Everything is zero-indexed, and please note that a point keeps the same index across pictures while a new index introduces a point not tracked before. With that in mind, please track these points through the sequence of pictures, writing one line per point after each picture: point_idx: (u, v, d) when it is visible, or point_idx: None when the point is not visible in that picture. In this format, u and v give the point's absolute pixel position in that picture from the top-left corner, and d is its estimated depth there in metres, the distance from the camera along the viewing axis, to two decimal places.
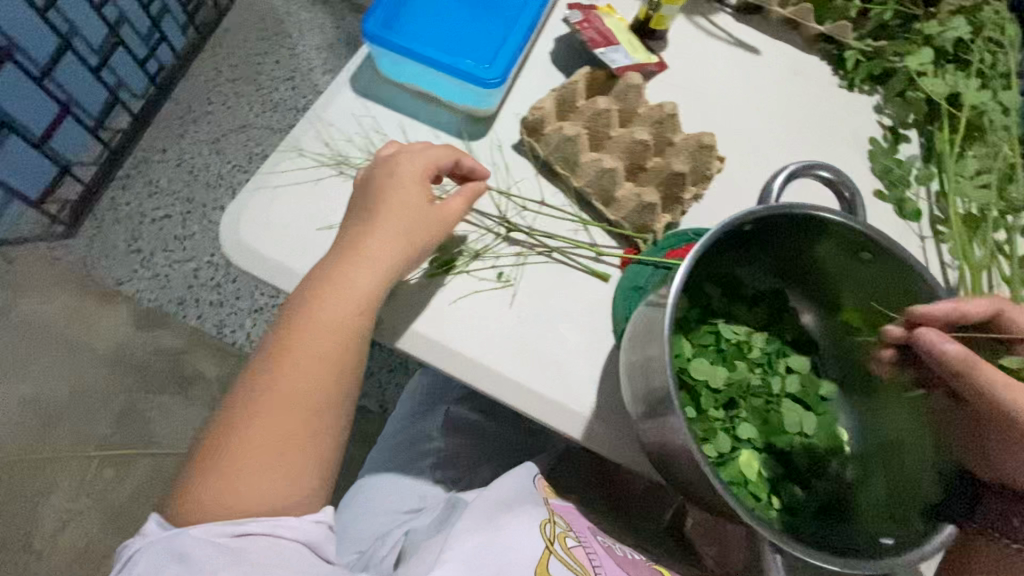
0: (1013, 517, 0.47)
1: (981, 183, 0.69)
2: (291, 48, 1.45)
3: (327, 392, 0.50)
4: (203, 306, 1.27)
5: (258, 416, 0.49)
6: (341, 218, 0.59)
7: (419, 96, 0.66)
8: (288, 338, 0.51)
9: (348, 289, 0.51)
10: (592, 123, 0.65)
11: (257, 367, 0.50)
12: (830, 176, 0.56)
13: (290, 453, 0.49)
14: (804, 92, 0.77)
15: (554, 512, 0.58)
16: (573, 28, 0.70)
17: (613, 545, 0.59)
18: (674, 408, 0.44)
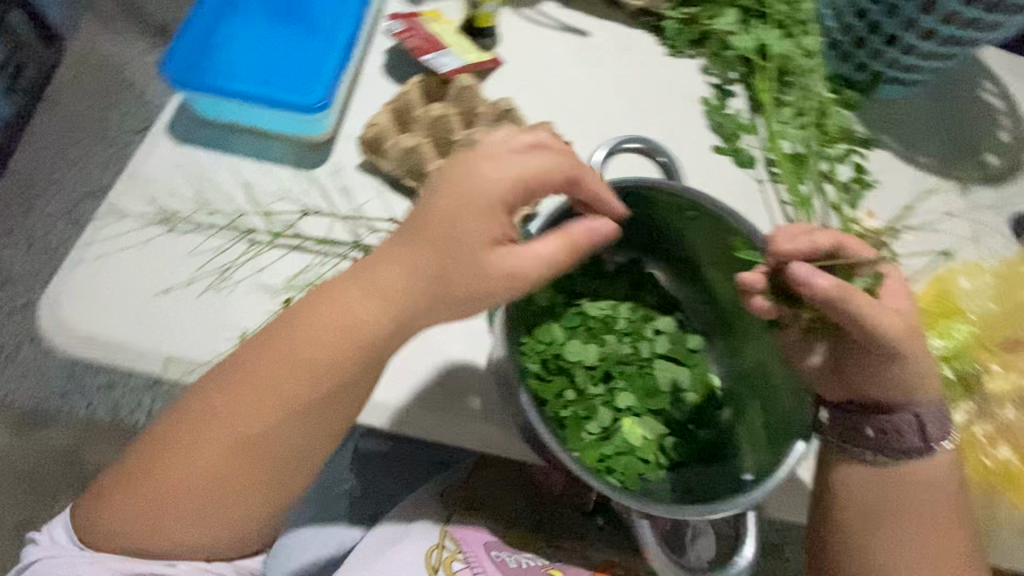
0: (869, 429, 0.49)
1: (800, 124, 0.76)
2: (137, 95, 1.33)
3: (290, 438, 0.45)
4: (92, 394, 1.15)
5: (192, 439, 0.44)
6: (180, 279, 0.55)
7: (248, 133, 0.63)
8: (260, 364, 0.44)
9: (366, 320, 0.44)
10: (432, 130, 0.65)
11: (192, 392, 0.45)
12: (639, 146, 0.59)
13: (234, 489, 0.45)
14: (635, 65, 0.80)
15: (445, 535, 0.60)
16: (396, 38, 0.69)
17: (508, 558, 0.59)
18: (527, 405, 0.45)
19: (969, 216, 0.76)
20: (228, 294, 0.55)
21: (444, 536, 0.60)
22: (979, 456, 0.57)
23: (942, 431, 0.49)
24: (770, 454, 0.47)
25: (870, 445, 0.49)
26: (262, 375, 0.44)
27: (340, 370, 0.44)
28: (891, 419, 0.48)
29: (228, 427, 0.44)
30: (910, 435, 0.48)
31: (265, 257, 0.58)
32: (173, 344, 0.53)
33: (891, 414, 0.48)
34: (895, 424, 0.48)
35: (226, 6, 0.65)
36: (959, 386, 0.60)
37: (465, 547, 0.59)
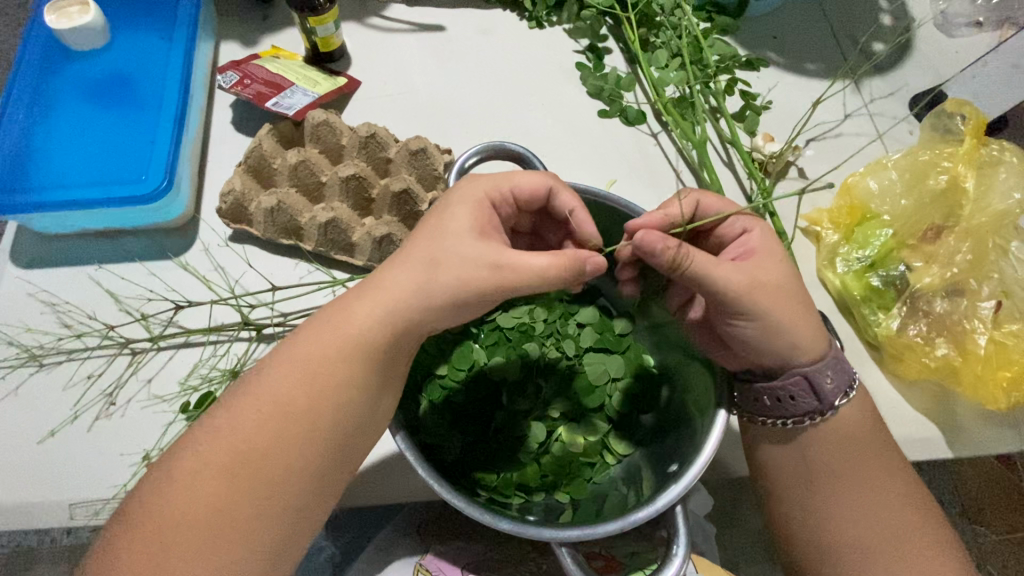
0: (763, 397, 0.48)
1: (678, 66, 0.72)
2: None
3: (259, 511, 0.40)
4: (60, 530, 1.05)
5: (174, 508, 0.39)
6: (63, 417, 0.51)
7: (100, 238, 0.58)
8: (265, 429, 0.41)
9: (331, 379, 0.41)
10: (296, 179, 0.60)
11: (224, 457, 0.40)
12: (480, 157, 0.52)
13: (218, 558, 0.39)
14: (500, 47, 0.76)
15: (418, 570, 0.53)
16: (233, 91, 0.64)
17: None
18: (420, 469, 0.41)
19: (867, 112, 0.74)
20: (120, 418, 0.51)
21: (416, 570, 0.53)
22: (922, 357, 0.57)
23: (837, 391, 0.47)
24: (697, 437, 0.44)
25: (764, 412, 0.48)
26: (213, 446, 0.41)
27: (310, 434, 0.41)
28: (782, 385, 0.46)
29: (267, 435, 0.41)
30: (804, 398, 0.47)
31: (149, 364, 0.53)
32: (72, 489, 0.49)
33: (783, 380, 0.46)
34: (787, 389, 0.46)
35: (40, 109, 0.60)
36: (887, 293, 0.60)
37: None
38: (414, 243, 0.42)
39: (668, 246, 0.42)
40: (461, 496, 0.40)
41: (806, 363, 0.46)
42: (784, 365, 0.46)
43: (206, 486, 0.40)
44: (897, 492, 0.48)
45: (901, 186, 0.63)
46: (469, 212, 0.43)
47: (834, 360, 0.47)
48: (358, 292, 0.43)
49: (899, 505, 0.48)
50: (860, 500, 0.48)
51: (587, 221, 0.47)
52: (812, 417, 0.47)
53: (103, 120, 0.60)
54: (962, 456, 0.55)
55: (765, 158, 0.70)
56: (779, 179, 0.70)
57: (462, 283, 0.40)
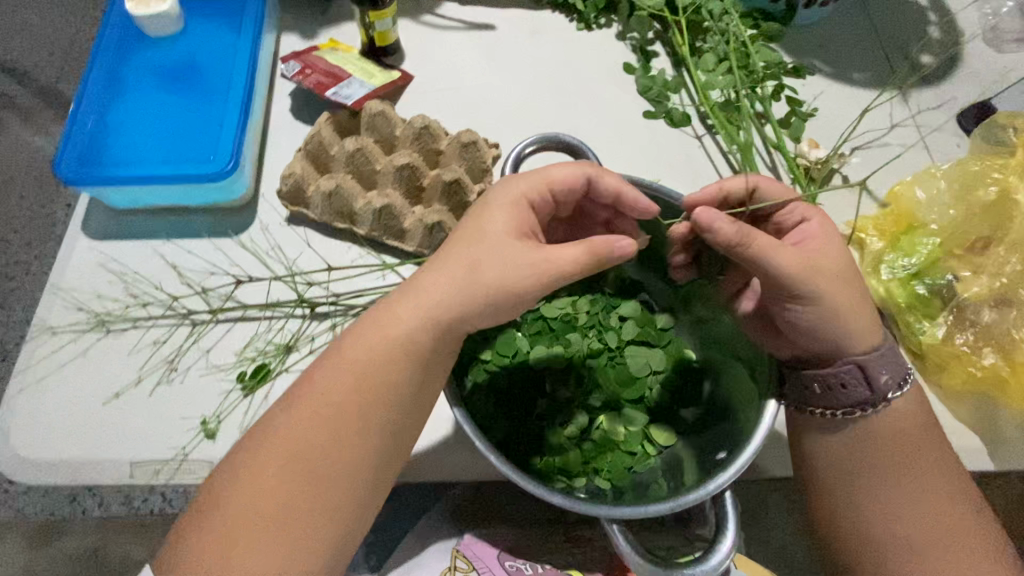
0: (814, 385, 0.48)
1: (726, 69, 0.73)
2: None
3: (325, 474, 0.42)
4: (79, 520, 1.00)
5: (245, 466, 0.42)
6: (127, 381, 0.53)
7: (166, 214, 0.61)
8: (329, 398, 0.43)
9: (389, 354, 0.43)
10: (352, 165, 0.63)
11: (292, 421, 0.43)
12: (537, 146, 0.55)
13: (285, 516, 0.41)
14: (548, 48, 0.78)
15: (457, 554, 0.54)
16: (294, 80, 0.66)
17: (522, 566, 0.53)
18: (477, 446, 0.42)
19: (914, 123, 0.74)
20: (180, 384, 0.53)
21: (455, 556, 0.54)
22: (967, 366, 0.56)
23: (891, 384, 0.47)
24: (742, 430, 0.45)
25: (813, 401, 0.49)
26: (282, 423, 0.43)
27: (368, 402, 0.43)
28: (835, 373, 0.47)
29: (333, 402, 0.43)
30: (855, 387, 0.47)
31: (209, 335, 0.56)
32: (134, 449, 0.51)
33: (836, 367, 0.47)
34: (839, 377, 0.47)
35: (114, 90, 0.63)
36: (932, 301, 0.59)
37: (477, 562, 0.53)
38: (453, 246, 0.44)
39: (725, 227, 0.43)
40: (514, 469, 0.42)
41: (859, 352, 0.47)
42: (837, 353, 0.47)
43: (277, 458, 0.42)
44: (946, 500, 0.48)
45: (950, 196, 0.63)
46: (508, 216, 0.44)
47: (890, 351, 0.48)
48: (401, 294, 0.44)
49: (947, 512, 0.47)
50: (906, 500, 0.48)
51: (639, 199, 0.49)
52: (863, 407, 0.48)
53: (173, 103, 0.63)
54: (1006, 467, 0.55)
55: (811, 163, 0.70)
56: (824, 185, 0.70)
57: (504, 283, 0.42)
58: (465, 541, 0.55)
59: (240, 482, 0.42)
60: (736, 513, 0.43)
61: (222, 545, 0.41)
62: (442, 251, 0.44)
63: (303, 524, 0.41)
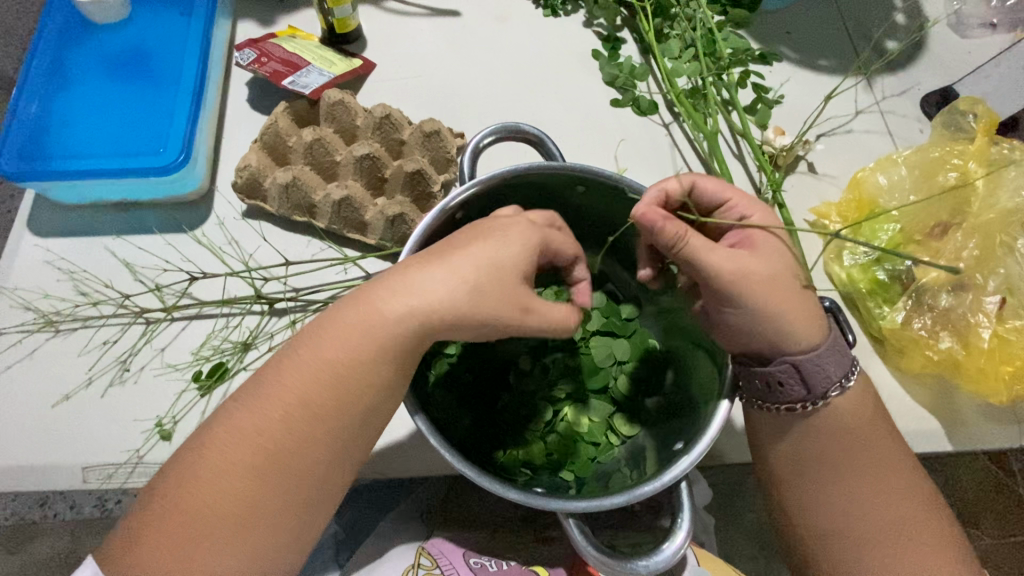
0: (752, 379, 0.47)
1: (691, 57, 0.72)
2: None
3: (274, 473, 0.41)
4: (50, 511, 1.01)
5: (197, 469, 0.41)
6: (78, 382, 0.52)
7: (118, 210, 0.59)
8: (277, 398, 0.42)
9: (343, 354, 0.41)
10: (311, 157, 0.61)
11: (245, 422, 0.42)
12: (495, 137, 0.53)
13: (238, 518, 0.41)
14: (515, 34, 0.76)
15: (421, 553, 0.53)
16: (250, 69, 0.64)
17: (487, 562, 0.52)
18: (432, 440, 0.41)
19: (878, 109, 0.75)
20: (133, 385, 0.52)
21: (420, 553, 0.52)
22: (925, 350, 0.57)
23: (830, 381, 0.47)
24: (700, 420, 0.45)
25: (758, 396, 0.48)
26: (235, 424, 0.41)
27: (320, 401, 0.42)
28: (772, 370, 0.46)
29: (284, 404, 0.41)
30: (792, 385, 0.46)
31: (163, 334, 0.54)
32: (86, 452, 0.50)
33: (775, 366, 0.46)
34: (777, 374, 0.46)
35: (60, 81, 0.61)
36: (892, 287, 0.60)
37: (441, 560, 0.52)
38: (455, 253, 0.41)
39: (669, 226, 0.43)
40: (473, 466, 0.41)
41: (799, 350, 0.45)
42: (774, 352, 0.46)
43: (234, 460, 0.41)
44: (902, 482, 0.48)
45: (910, 182, 0.64)
46: (516, 247, 0.42)
47: (831, 350, 0.46)
48: (388, 287, 0.42)
49: (901, 494, 0.48)
50: (864, 491, 0.48)
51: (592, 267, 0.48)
52: (802, 404, 0.47)
53: (122, 94, 0.61)
54: (961, 449, 0.56)
55: (776, 151, 0.70)
56: (789, 172, 0.70)
57: (489, 310, 0.41)
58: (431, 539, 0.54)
59: (191, 485, 0.41)
60: (692, 503, 0.43)
61: (180, 551, 0.40)
62: (445, 253, 0.41)
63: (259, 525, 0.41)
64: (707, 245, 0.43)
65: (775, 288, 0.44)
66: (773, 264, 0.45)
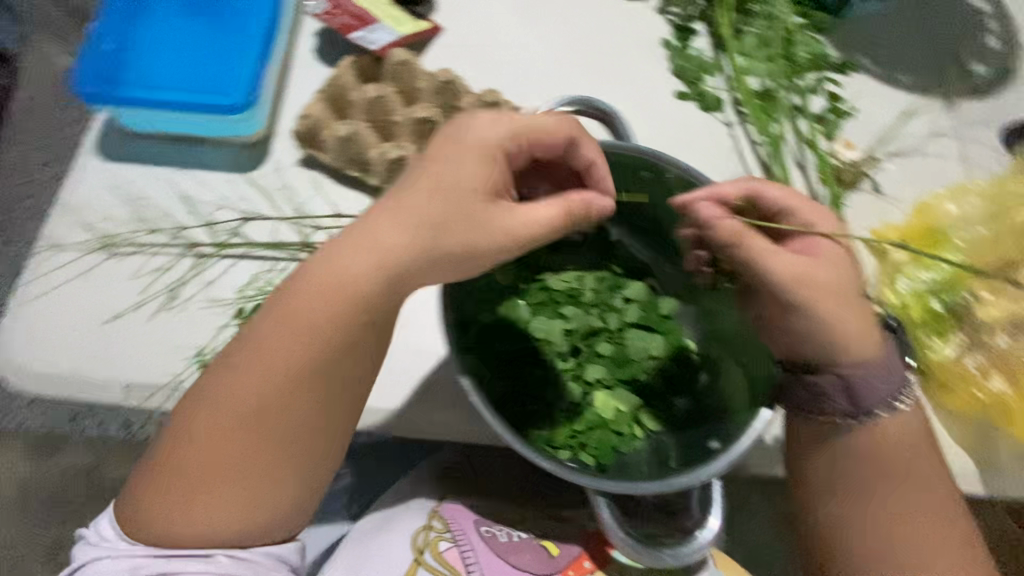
0: (801, 389, 0.46)
1: (767, 57, 0.70)
2: None
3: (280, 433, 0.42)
4: None
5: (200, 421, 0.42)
6: (128, 303, 0.54)
7: (179, 141, 0.60)
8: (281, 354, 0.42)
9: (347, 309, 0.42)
10: (371, 114, 0.61)
11: (245, 378, 0.41)
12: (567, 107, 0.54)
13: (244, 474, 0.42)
14: (585, 15, 0.75)
15: (433, 515, 0.54)
16: (321, 20, 0.65)
17: (496, 532, 0.54)
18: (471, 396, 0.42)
19: (957, 135, 0.71)
20: (178, 313, 0.54)
21: (432, 515, 0.54)
22: (971, 389, 0.55)
23: (878, 399, 0.46)
24: (737, 420, 0.45)
25: (802, 406, 0.47)
26: (264, 362, 0.42)
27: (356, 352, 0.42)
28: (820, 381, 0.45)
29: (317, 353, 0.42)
30: (838, 398, 0.46)
31: (211, 269, 0.56)
32: (129, 371, 0.52)
33: (823, 376, 0.45)
34: (825, 385, 0.45)
35: (137, 9, 0.62)
36: (946, 319, 0.58)
37: (453, 525, 0.54)
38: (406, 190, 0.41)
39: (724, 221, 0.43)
40: (509, 432, 0.41)
41: (850, 364, 0.45)
42: (823, 362, 0.45)
43: (241, 401, 0.41)
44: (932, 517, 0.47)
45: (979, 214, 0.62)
46: (477, 164, 0.42)
47: (883, 367, 0.45)
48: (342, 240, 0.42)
49: (930, 530, 0.47)
50: (889, 520, 0.47)
51: (608, 175, 0.47)
52: (844, 418, 0.46)
53: (196, 29, 0.62)
54: (995, 494, 0.54)
55: (843, 165, 0.67)
56: (853, 188, 0.67)
57: (475, 213, 0.41)
58: (444, 503, 0.55)
59: (193, 438, 0.42)
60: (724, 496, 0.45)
61: (193, 494, 0.41)
62: (404, 199, 0.41)
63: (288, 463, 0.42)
64: (766, 247, 0.44)
65: (838, 299, 0.44)
66: (835, 272, 0.44)
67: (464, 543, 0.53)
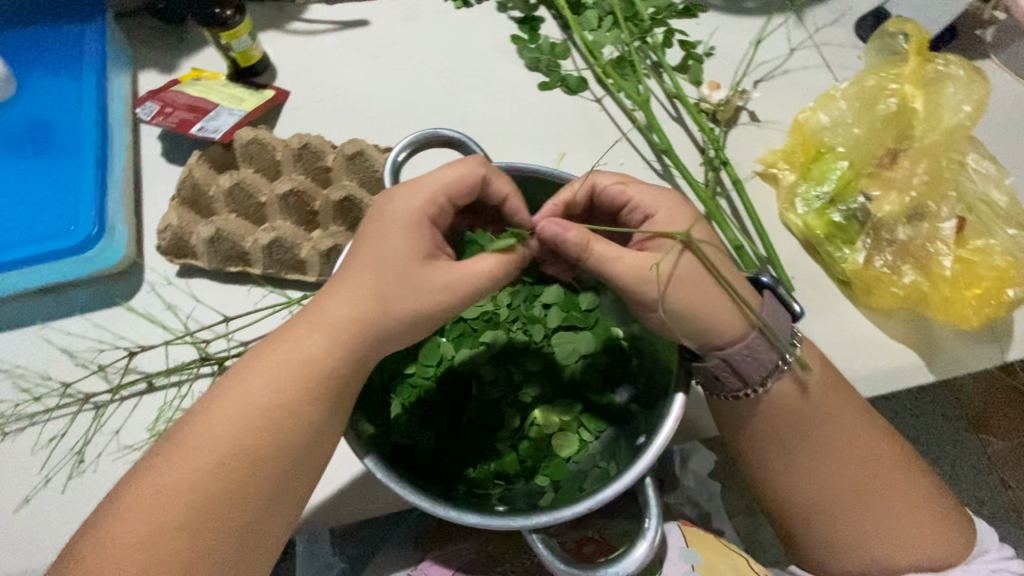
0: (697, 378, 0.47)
1: (611, 24, 0.70)
2: None
3: None
4: None
5: None
6: (35, 483, 0.50)
7: (46, 293, 0.56)
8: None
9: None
10: (234, 203, 0.59)
11: None
12: (414, 149, 0.49)
13: None
14: (428, 34, 0.73)
15: None
16: (154, 123, 0.61)
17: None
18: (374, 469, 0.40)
19: (813, 43, 0.72)
20: (92, 474, 0.50)
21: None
22: (890, 287, 0.56)
23: (766, 366, 0.45)
24: (660, 407, 0.43)
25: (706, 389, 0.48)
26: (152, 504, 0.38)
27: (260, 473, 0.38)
28: (707, 368, 0.45)
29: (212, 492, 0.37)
30: (729, 377, 0.45)
31: (113, 416, 0.53)
32: (54, 551, 0.48)
33: (707, 363, 0.45)
34: (712, 370, 0.45)
35: None
36: (850, 226, 0.58)
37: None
38: (398, 263, 0.39)
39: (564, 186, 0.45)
40: (429, 497, 0.39)
41: (727, 347, 0.44)
42: (701, 350, 0.45)
43: None
44: (873, 432, 0.48)
45: (852, 115, 0.62)
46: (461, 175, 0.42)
47: (761, 334, 0.44)
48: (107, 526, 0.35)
49: (877, 447, 0.47)
50: (832, 457, 0.47)
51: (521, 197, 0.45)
52: (744, 392, 0.46)
53: (33, 176, 0.59)
54: (944, 376, 0.55)
55: (714, 106, 0.67)
56: (731, 125, 0.68)
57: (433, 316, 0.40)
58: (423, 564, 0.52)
59: None
60: (660, 496, 0.41)
61: None
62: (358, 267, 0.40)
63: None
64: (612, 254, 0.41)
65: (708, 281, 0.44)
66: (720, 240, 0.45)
67: None
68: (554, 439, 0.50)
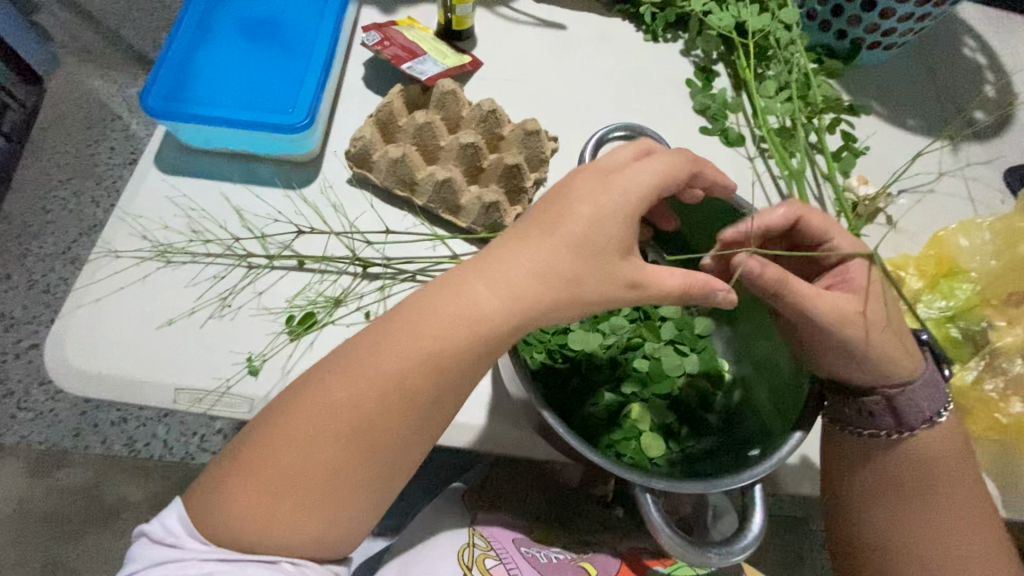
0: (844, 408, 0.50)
1: (785, 97, 0.74)
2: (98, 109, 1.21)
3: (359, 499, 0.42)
4: (104, 429, 1.03)
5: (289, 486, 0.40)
6: (182, 310, 0.56)
7: (235, 157, 0.64)
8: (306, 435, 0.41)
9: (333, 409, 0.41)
10: (418, 136, 0.65)
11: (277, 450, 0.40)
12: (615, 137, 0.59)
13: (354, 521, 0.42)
14: (615, 53, 0.80)
15: (473, 533, 0.54)
16: (372, 50, 0.69)
17: (538, 552, 0.54)
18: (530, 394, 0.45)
19: (962, 174, 0.76)
20: (231, 320, 0.55)
21: (474, 533, 0.54)
22: (992, 412, 0.58)
23: (921, 416, 0.49)
24: (774, 431, 0.47)
25: (845, 422, 0.50)
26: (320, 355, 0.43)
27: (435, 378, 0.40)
28: (865, 400, 0.49)
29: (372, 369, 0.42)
30: (883, 416, 0.49)
31: (264, 278, 0.58)
32: (181, 374, 0.53)
33: (869, 397, 0.49)
34: (870, 404, 0.49)
35: (201, 34, 0.67)
36: (961, 346, 0.61)
37: (495, 543, 0.54)
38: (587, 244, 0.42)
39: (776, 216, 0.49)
40: (564, 426, 0.44)
41: (894, 384, 0.48)
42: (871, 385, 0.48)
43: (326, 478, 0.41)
44: (975, 522, 0.49)
45: (993, 247, 0.65)
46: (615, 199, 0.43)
47: (926, 385, 0.49)
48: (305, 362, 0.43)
49: (977, 535, 0.49)
50: (919, 523, 0.49)
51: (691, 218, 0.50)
52: (888, 433, 0.49)
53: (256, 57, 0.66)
54: (1019, 516, 0.56)
55: (859, 199, 0.71)
56: (869, 221, 0.71)
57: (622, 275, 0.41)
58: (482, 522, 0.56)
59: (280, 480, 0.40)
60: (766, 505, 0.45)
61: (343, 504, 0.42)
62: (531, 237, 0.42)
63: (340, 493, 0.41)
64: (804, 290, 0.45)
65: (864, 340, 0.46)
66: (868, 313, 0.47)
67: (509, 561, 0.52)
68: (643, 435, 0.52)
